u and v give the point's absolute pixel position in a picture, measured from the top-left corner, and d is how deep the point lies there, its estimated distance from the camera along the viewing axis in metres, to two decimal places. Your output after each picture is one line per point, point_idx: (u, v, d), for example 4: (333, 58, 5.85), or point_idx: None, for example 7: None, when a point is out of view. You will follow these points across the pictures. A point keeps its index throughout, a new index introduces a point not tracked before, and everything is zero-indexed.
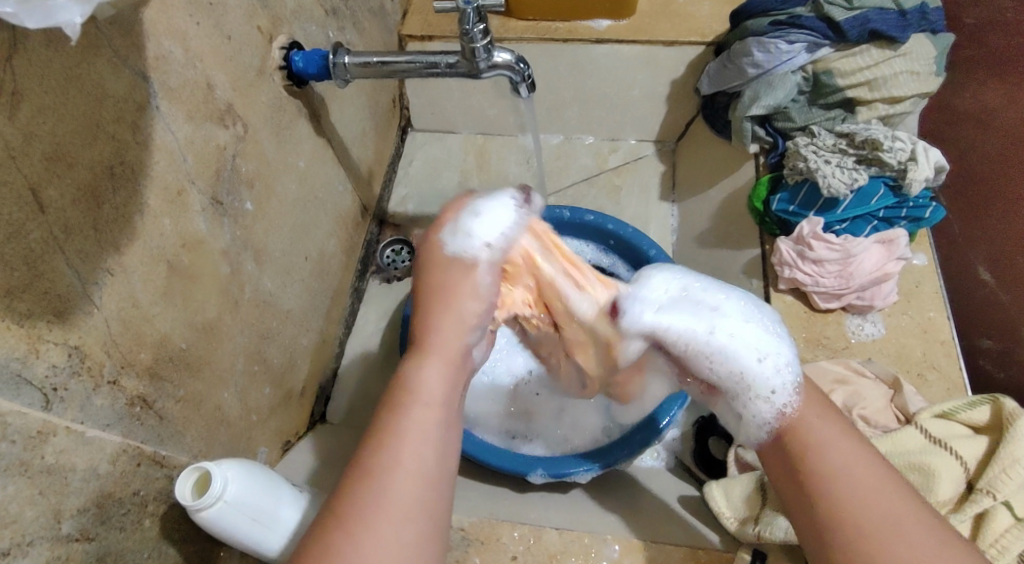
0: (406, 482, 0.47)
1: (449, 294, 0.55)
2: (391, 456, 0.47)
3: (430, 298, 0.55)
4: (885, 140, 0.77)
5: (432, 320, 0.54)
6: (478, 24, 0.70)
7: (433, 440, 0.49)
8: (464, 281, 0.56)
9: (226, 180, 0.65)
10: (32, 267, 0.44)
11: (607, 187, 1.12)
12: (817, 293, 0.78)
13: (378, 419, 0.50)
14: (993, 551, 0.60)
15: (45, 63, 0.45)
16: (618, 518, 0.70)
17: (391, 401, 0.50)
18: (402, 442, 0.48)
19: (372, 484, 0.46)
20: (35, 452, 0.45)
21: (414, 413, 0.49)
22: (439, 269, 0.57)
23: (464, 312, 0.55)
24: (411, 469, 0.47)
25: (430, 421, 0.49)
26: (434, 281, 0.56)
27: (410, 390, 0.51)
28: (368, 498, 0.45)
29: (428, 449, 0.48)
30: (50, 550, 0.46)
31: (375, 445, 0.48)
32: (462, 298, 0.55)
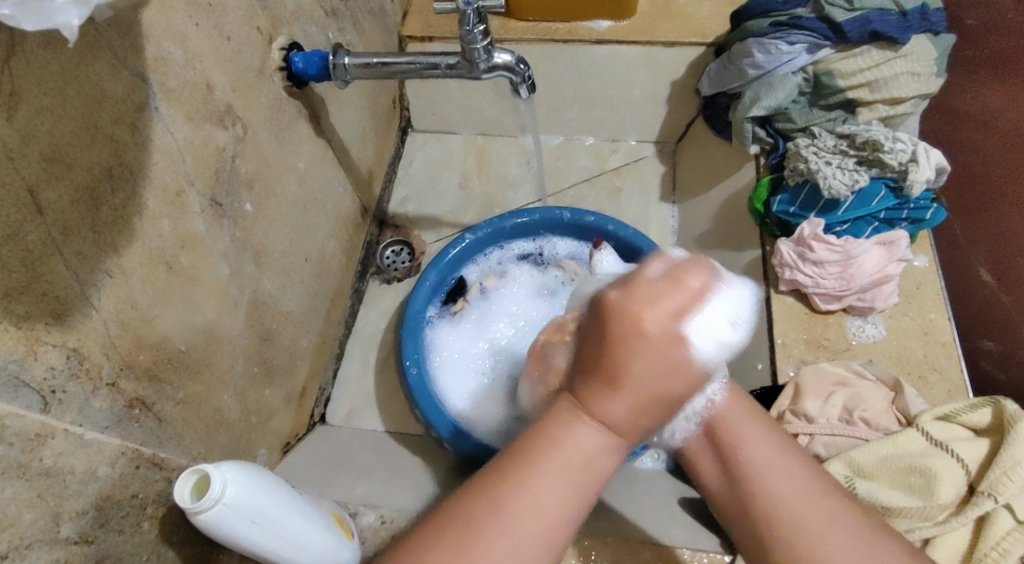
0: (525, 541, 0.46)
1: (641, 377, 0.45)
2: (526, 511, 0.46)
3: (617, 365, 0.45)
4: (886, 141, 0.77)
5: (611, 390, 0.45)
6: (478, 25, 0.70)
7: (569, 502, 0.47)
8: (658, 362, 0.44)
9: (225, 181, 0.65)
10: (30, 269, 0.44)
11: (608, 188, 1.12)
12: (818, 294, 0.78)
13: (523, 461, 0.47)
14: (994, 554, 0.60)
15: (43, 65, 0.45)
16: (618, 520, 0.70)
17: (541, 449, 0.47)
18: (531, 497, 0.46)
19: (493, 530, 0.46)
20: (34, 454, 0.45)
21: (557, 471, 0.47)
22: (641, 343, 0.44)
23: (650, 400, 0.46)
24: (539, 528, 0.46)
25: (571, 486, 0.47)
26: (630, 352, 0.44)
27: (559, 445, 0.47)
28: (491, 545, 0.45)
29: (562, 514, 0.47)
30: (48, 553, 0.45)
31: (508, 487, 0.47)
32: (652, 385, 0.45)
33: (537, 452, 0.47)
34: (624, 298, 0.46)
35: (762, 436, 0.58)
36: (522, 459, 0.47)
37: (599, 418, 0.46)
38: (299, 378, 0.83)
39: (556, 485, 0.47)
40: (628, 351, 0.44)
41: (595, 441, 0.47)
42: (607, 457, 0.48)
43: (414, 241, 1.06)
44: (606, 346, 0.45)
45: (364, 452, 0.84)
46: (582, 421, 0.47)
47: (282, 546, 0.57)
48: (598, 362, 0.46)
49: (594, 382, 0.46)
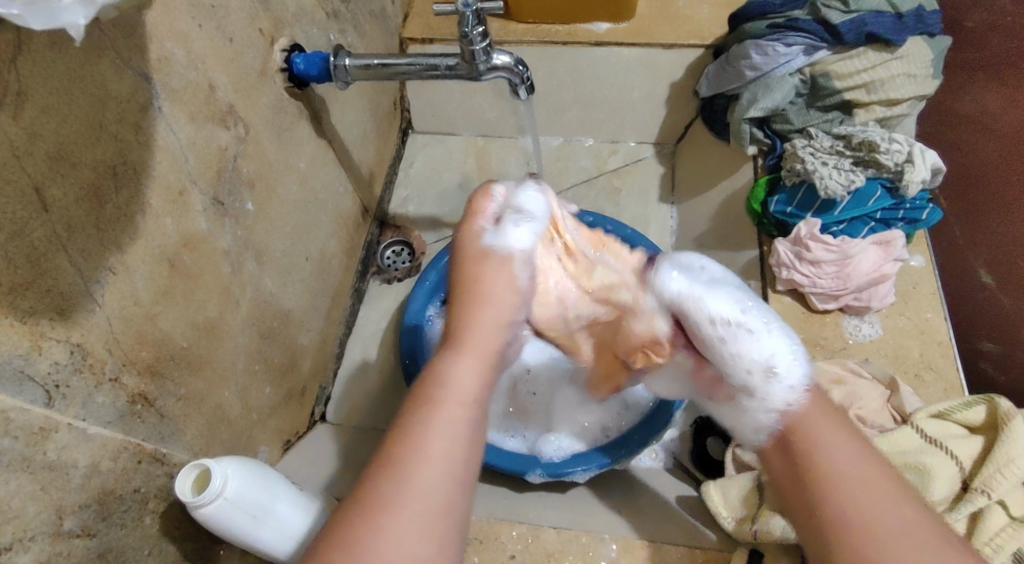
0: (430, 471, 0.48)
1: (489, 297, 0.60)
2: (417, 453, 0.49)
3: (466, 298, 0.60)
4: (881, 142, 0.78)
5: (472, 313, 0.59)
6: (477, 26, 0.70)
7: (461, 433, 0.51)
8: (505, 281, 0.61)
9: (227, 180, 0.66)
10: (35, 265, 0.45)
11: (607, 189, 1.12)
12: (815, 293, 0.79)
13: (405, 415, 0.52)
14: (989, 549, 0.61)
15: (49, 64, 0.46)
16: (617, 517, 0.70)
17: (422, 390, 0.53)
18: (423, 436, 0.50)
19: (400, 474, 0.48)
20: (37, 448, 0.45)
21: (440, 411, 0.51)
22: (489, 274, 0.61)
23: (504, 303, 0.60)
24: (437, 463, 0.49)
25: (454, 412, 0.52)
26: (482, 282, 0.61)
27: (438, 387, 0.53)
28: (396, 493, 0.47)
29: (454, 443, 0.50)
30: (50, 547, 0.46)
31: (398, 436, 0.50)
32: (496, 299, 0.60)
33: (419, 403, 0.52)
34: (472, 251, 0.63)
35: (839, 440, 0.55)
36: (409, 412, 0.52)
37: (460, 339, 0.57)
38: (299, 377, 0.83)
39: (444, 423, 0.51)
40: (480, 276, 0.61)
41: (464, 371, 0.54)
42: (479, 383, 0.54)
43: (415, 241, 1.07)
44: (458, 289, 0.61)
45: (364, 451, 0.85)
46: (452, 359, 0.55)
47: (284, 541, 0.58)
48: (455, 324, 0.59)
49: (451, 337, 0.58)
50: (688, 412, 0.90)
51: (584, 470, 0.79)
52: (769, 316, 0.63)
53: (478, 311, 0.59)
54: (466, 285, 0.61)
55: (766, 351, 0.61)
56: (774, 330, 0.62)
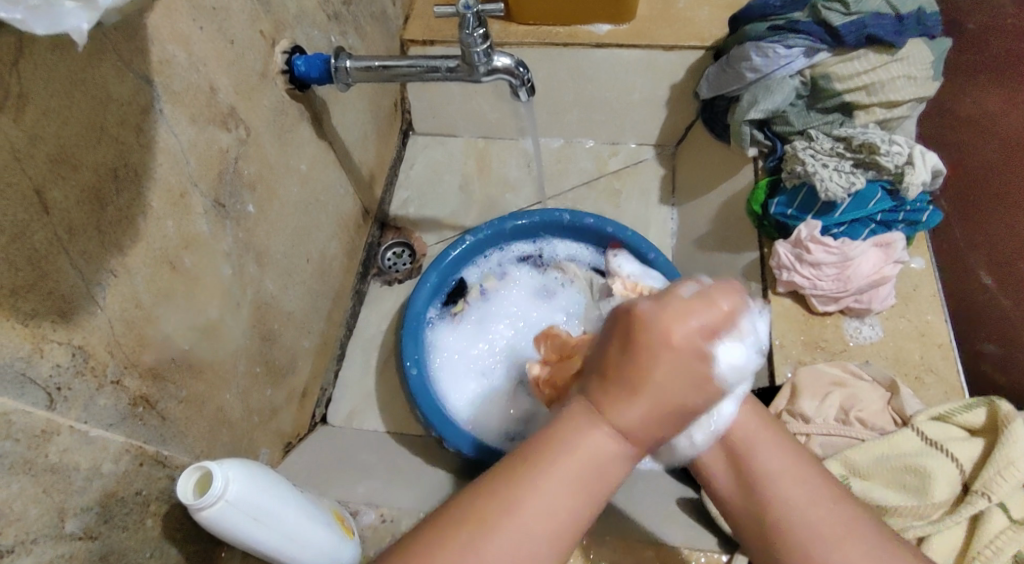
0: (533, 535, 0.47)
1: (659, 385, 0.47)
2: (528, 512, 0.47)
3: (638, 371, 0.47)
4: (882, 144, 0.78)
5: (629, 396, 0.47)
6: (478, 29, 0.71)
7: (575, 506, 0.48)
8: (683, 369, 0.47)
9: (228, 182, 0.66)
10: (36, 267, 0.45)
11: (607, 190, 1.12)
12: (815, 296, 0.79)
13: (531, 456, 0.49)
14: (988, 552, 0.61)
15: (51, 67, 0.46)
16: (618, 519, 0.70)
17: (557, 455, 0.48)
18: (533, 500, 0.47)
19: (500, 529, 0.47)
20: (39, 451, 0.45)
21: (562, 474, 0.48)
22: (670, 354, 0.47)
23: (669, 405, 0.47)
24: (541, 531, 0.47)
25: (579, 494, 0.48)
26: (653, 361, 0.47)
27: (568, 450, 0.48)
28: (491, 543, 0.47)
29: (568, 518, 0.48)
30: (53, 549, 0.46)
31: (516, 482, 0.48)
32: (664, 392, 0.47)
33: (544, 454, 0.48)
34: (657, 312, 0.48)
35: (770, 446, 0.58)
36: (531, 456, 0.49)
37: (614, 424, 0.48)
38: (300, 379, 0.83)
39: (562, 490, 0.48)
40: (651, 351, 0.47)
41: (605, 443, 0.48)
42: (621, 462, 0.49)
43: (415, 243, 1.07)
44: (627, 351, 0.48)
45: (364, 452, 0.85)
46: (596, 430, 0.48)
47: (286, 543, 0.58)
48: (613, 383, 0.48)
49: (613, 386, 0.48)
50: None
51: None
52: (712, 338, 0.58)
53: (631, 403, 0.47)
54: (642, 355, 0.47)
55: None
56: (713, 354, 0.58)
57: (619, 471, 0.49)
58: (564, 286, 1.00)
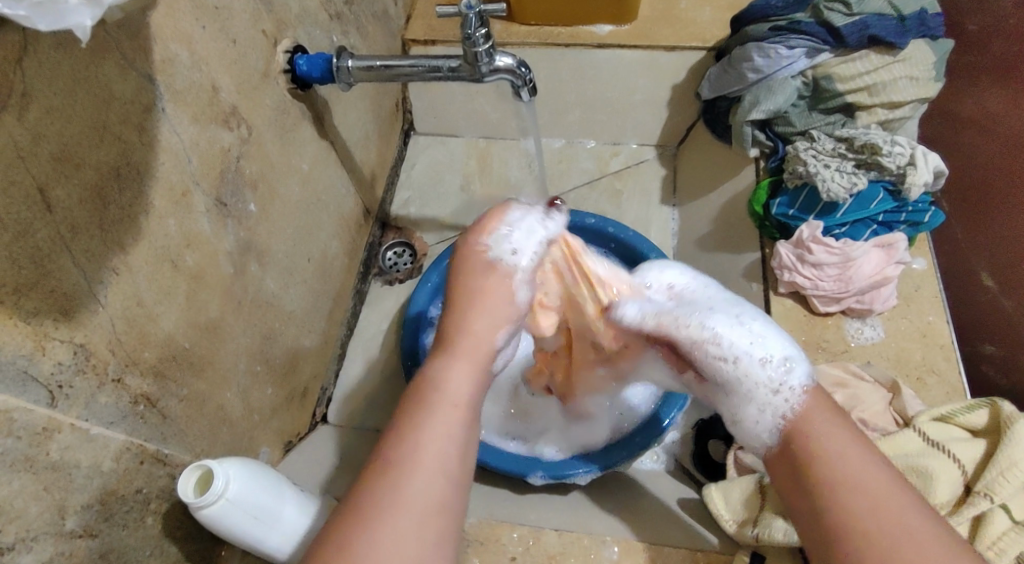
0: (421, 479, 0.48)
1: (483, 297, 0.58)
2: (409, 459, 0.49)
3: (457, 297, 0.58)
4: (884, 144, 0.78)
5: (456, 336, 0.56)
6: (479, 29, 0.70)
7: (457, 440, 0.51)
8: (493, 294, 0.58)
9: (230, 181, 0.66)
10: (38, 265, 0.45)
11: (608, 191, 1.12)
12: (817, 296, 0.79)
13: (401, 414, 0.52)
14: (991, 552, 0.61)
15: (53, 65, 0.46)
16: (615, 518, 0.71)
17: (414, 398, 0.52)
18: (409, 441, 0.50)
19: (397, 478, 0.48)
20: (41, 448, 0.45)
21: (436, 416, 0.51)
22: (479, 272, 0.59)
23: (500, 308, 0.57)
24: (433, 470, 0.49)
25: (449, 423, 0.51)
26: (469, 282, 0.58)
27: (426, 386, 0.53)
28: (400, 493, 0.47)
29: (443, 453, 0.50)
30: (53, 547, 0.46)
31: (395, 434, 0.51)
32: (496, 308, 0.58)
33: (410, 404, 0.52)
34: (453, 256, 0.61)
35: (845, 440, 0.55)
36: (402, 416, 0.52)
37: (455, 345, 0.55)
38: (301, 378, 0.83)
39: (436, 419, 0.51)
40: (481, 272, 0.59)
41: (459, 377, 0.53)
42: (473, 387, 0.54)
43: (416, 243, 1.07)
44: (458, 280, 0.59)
45: (364, 451, 0.85)
46: (445, 361, 0.54)
47: (284, 542, 0.57)
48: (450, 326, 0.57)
49: (448, 321, 0.57)
50: (690, 414, 0.91)
51: (586, 473, 0.79)
52: (760, 342, 0.62)
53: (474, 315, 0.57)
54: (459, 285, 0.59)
55: (749, 360, 0.61)
56: (758, 349, 0.61)
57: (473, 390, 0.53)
58: None
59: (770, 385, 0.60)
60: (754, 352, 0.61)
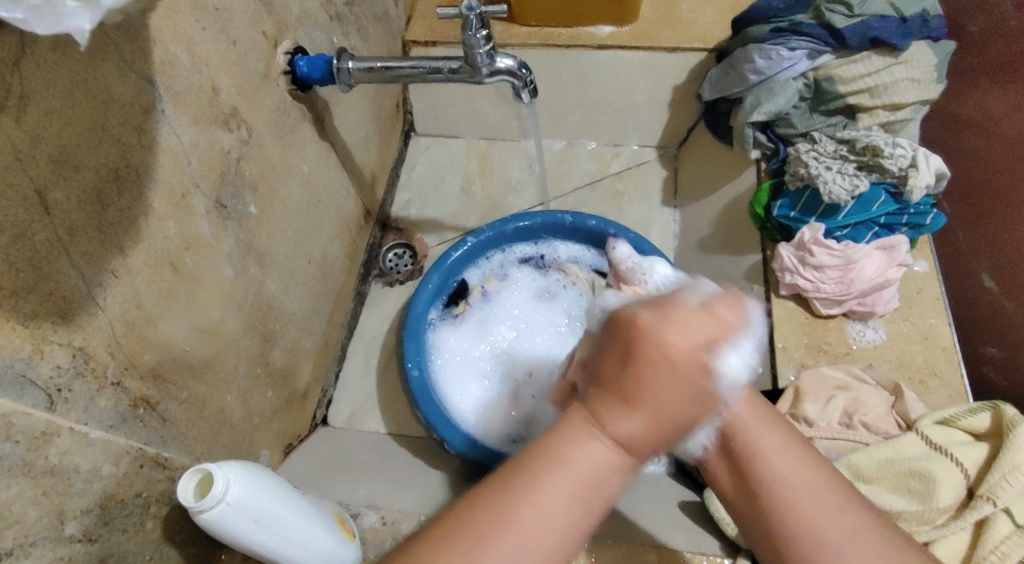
0: (521, 558, 0.45)
1: (659, 397, 0.44)
2: (518, 532, 0.45)
3: (633, 383, 0.44)
4: (885, 146, 0.78)
5: (626, 407, 0.45)
6: (480, 30, 0.70)
7: (576, 522, 0.46)
8: (679, 383, 0.44)
9: (230, 183, 0.66)
10: (37, 268, 0.45)
11: (609, 192, 1.12)
12: (818, 298, 0.78)
13: (522, 479, 0.46)
14: (993, 557, 0.61)
15: (51, 67, 0.45)
16: (616, 522, 0.70)
17: (541, 461, 0.46)
18: (525, 514, 0.45)
19: (494, 549, 0.44)
20: (39, 453, 0.45)
21: (562, 492, 0.45)
22: (670, 366, 0.44)
23: (660, 419, 0.44)
24: (536, 551, 0.45)
25: (574, 508, 0.46)
26: (655, 372, 0.44)
27: (562, 462, 0.46)
28: (488, 563, 0.44)
29: (559, 540, 0.46)
30: (52, 551, 0.46)
31: (510, 496, 0.46)
32: (665, 406, 0.44)
33: (537, 467, 0.46)
34: (655, 320, 0.45)
35: (777, 441, 0.56)
36: (522, 475, 0.46)
37: (610, 431, 0.45)
38: (301, 380, 0.83)
39: (558, 498, 0.45)
40: (662, 368, 0.44)
41: (604, 459, 0.45)
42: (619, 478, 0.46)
43: (416, 244, 1.07)
44: (639, 365, 0.44)
45: (365, 453, 0.84)
46: (592, 443, 0.46)
47: (285, 545, 0.57)
48: (606, 388, 0.46)
49: (608, 398, 0.45)
50: None
51: None
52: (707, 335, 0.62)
53: (627, 412, 0.45)
54: (640, 371, 0.44)
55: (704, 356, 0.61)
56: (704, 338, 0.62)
57: (613, 487, 0.46)
58: (565, 287, 1.00)
59: None
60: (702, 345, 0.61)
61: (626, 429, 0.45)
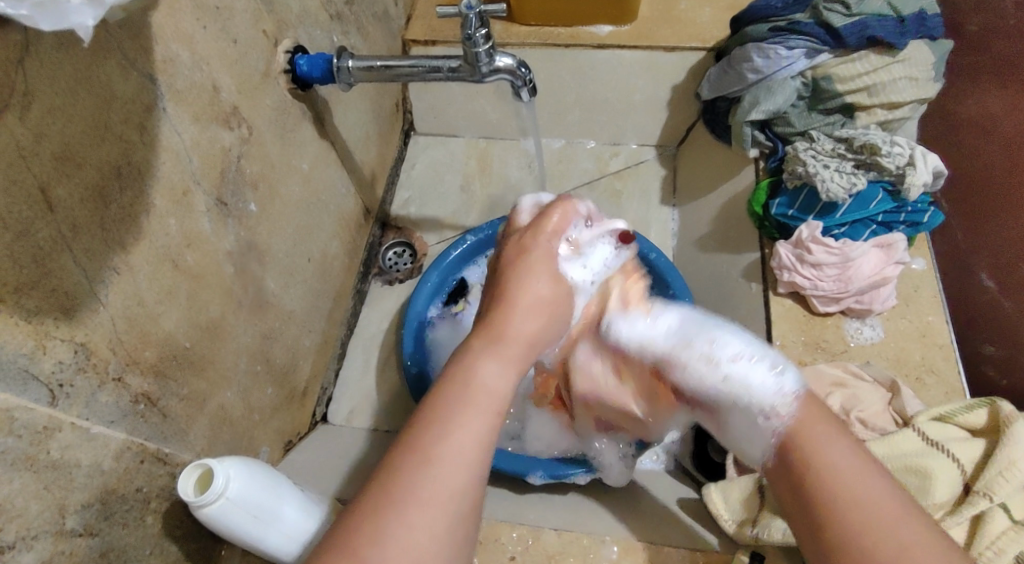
0: (441, 476, 0.46)
1: (528, 309, 0.57)
2: (436, 453, 0.47)
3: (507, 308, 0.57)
4: (883, 144, 0.78)
5: (506, 326, 0.55)
6: (480, 29, 0.70)
7: (482, 437, 0.49)
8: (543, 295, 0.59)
9: (230, 181, 0.66)
10: (39, 265, 0.45)
11: (608, 191, 1.13)
12: (816, 296, 0.79)
13: (429, 410, 0.49)
14: (988, 553, 0.61)
15: (54, 64, 0.46)
16: (613, 519, 0.70)
17: (445, 389, 0.50)
18: (442, 433, 0.47)
19: (414, 475, 0.46)
20: (41, 447, 0.45)
21: (467, 410, 0.49)
22: (525, 284, 0.59)
23: (541, 307, 0.58)
24: (451, 467, 0.46)
25: (476, 420, 0.49)
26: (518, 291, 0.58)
27: (466, 382, 0.50)
28: (410, 491, 0.45)
29: (472, 454, 0.48)
30: (54, 545, 0.46)
31: (423, 421, 0.49)
32: (535, 311, 0.58)
33: (445, 395, 0.50)
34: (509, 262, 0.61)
35: (842, 446, 0.53)
36: (433, 406, 0.49)
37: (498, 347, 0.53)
38: (301, 378, 0.83)
39: (464, 419, 0.48)
40: (525, 269, 0.60)
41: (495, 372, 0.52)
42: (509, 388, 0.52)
43: (416, 242, 1.07)
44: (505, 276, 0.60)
45: (364, 452, 0.85)
46: (486, 357, 0.52)
47: (284, 542, 0.58)
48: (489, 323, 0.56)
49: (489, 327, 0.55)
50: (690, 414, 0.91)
51: (583, 473, 0.80)
52: (737, 354, 0.62)
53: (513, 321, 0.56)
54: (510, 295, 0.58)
55: (739, 375, 0.61)
56: (743, 358, 0.61)
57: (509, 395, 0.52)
58: None
59: (758, 414, 0.59)
60: (737, 367, 0.61)
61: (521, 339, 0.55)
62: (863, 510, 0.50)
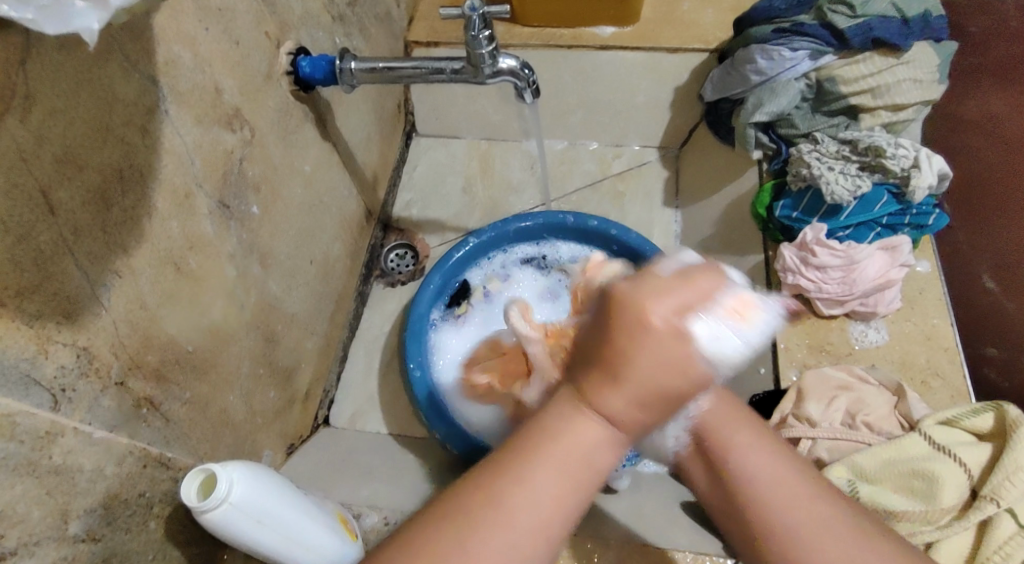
0: (514, 538, 0.42)
1: (644, 374, 0.41)
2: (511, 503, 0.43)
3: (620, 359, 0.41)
4: (887, 147, 0.77)
5: (611, 382, 0.42)
6: (483, 30, 0.70)
7: (569, 499, 0.44)
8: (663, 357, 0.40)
9: (233, 184, 0.66)
10: (42, 268, 0.45)
11: (611, 192, 1.12)
12: (820, 299, 0.78)
13: (519, 447, 0.44)
14: (996, 558, 0.61)
15: (57, 67, 0.45)
16: (617, 523, 0.70)
17: (537, 436, 0.44)
18: (523, 488, 0.43)
19: (483, 527, 0.42)
20: (43, 452, 0.45)
21: (553, 467, 0.43)
22: (639, 334, 0.40)
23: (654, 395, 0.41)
24: (524, 529, 0.43)
25: (563, 482, 0.43)
26: (631, 341, 0.41)
27: (551, 436, 0.44)
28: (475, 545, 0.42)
29: (551, 522, 0.43)
30: (56, 551, 0.46)
31: (506, 465, 0.44)
32: (659, 373, 0.41)
33: (539, 438, 0.44)
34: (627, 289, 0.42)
35: (756, 440, 0.52)
36: (520, 441, 0.44)
37: (599, 408, 0.43)
38: (304, 381, 0.83)
39: (548, 486, 0.43)
40: (630, 321, 0.41)
41: (594, 437, 0.43)
42: (608, 459, 0.44)
43: (418, 244, 1.07)
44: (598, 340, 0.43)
45: (367, 455, 0.84)
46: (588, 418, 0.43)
47: (287, 546, 0.57)
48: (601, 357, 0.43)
49: (598, 367, 0.42)
50: None
51: None
52: None
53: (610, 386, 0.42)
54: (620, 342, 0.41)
55: None
56: None
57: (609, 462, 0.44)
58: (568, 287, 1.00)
59: None
60: None
61: (611, 408, 0.42)
62: (777, 517, 0.48)
